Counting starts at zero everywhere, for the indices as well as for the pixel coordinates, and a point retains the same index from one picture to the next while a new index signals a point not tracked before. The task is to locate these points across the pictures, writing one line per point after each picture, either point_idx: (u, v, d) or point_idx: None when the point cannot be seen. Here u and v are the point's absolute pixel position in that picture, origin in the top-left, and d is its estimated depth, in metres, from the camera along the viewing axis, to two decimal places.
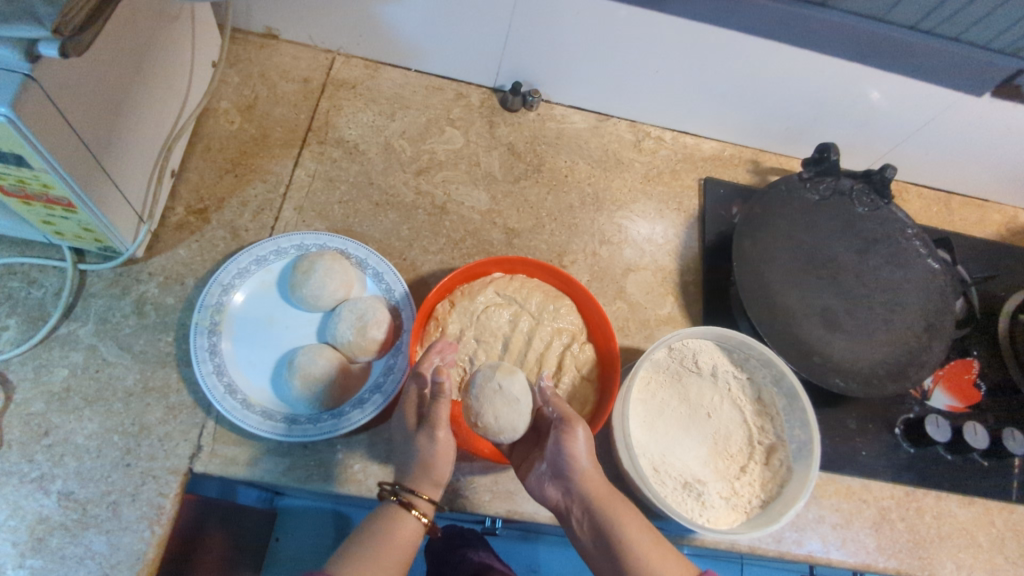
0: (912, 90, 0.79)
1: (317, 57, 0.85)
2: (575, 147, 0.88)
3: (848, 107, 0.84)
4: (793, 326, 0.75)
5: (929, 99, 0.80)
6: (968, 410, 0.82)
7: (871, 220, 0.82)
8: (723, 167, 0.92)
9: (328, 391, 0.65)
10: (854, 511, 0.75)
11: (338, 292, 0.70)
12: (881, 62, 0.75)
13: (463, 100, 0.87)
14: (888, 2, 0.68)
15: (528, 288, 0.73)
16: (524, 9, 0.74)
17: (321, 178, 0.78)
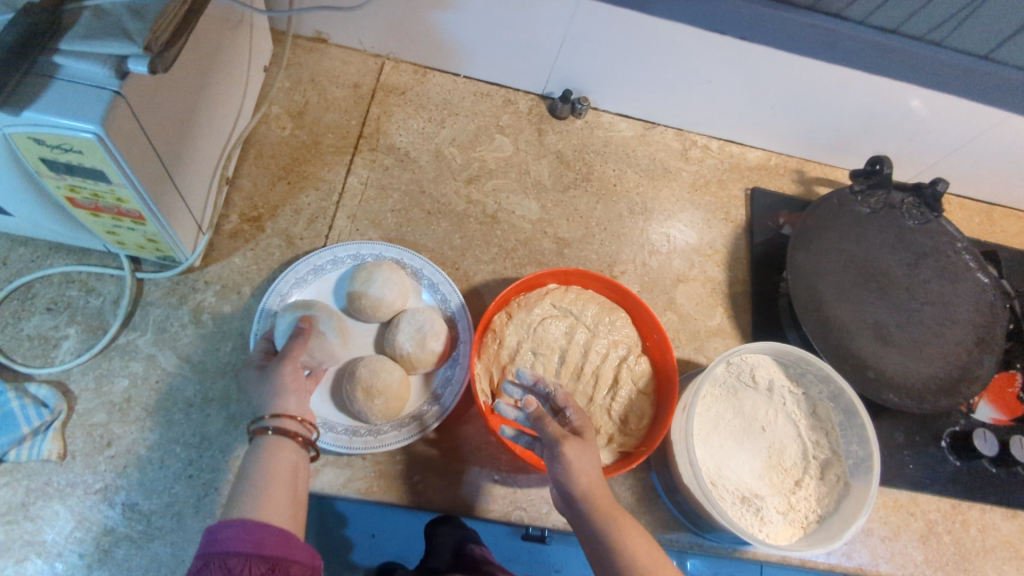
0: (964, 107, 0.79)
1: (366, 62, 0.84)
2: (623, 156, 0.87)
3: (899, 121, 0.83)
4: (847, 341, 0.75)
5: (982, 114, 0.80)
6: (1013, 423, 0.82)
7: (921, 233, 0.82)
8: (769, 177, 0.92)
9: (389, 403, 0.65)
10: (902, 524, 0.76)
11: (396, 303, 0.70)
12: (940, 78, 0.74)
13: (512, 107, 0.87)
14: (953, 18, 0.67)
15: (584, 299, 0.73)
16: (582, 19, 0.73)
17: (374, 186, 0.78)
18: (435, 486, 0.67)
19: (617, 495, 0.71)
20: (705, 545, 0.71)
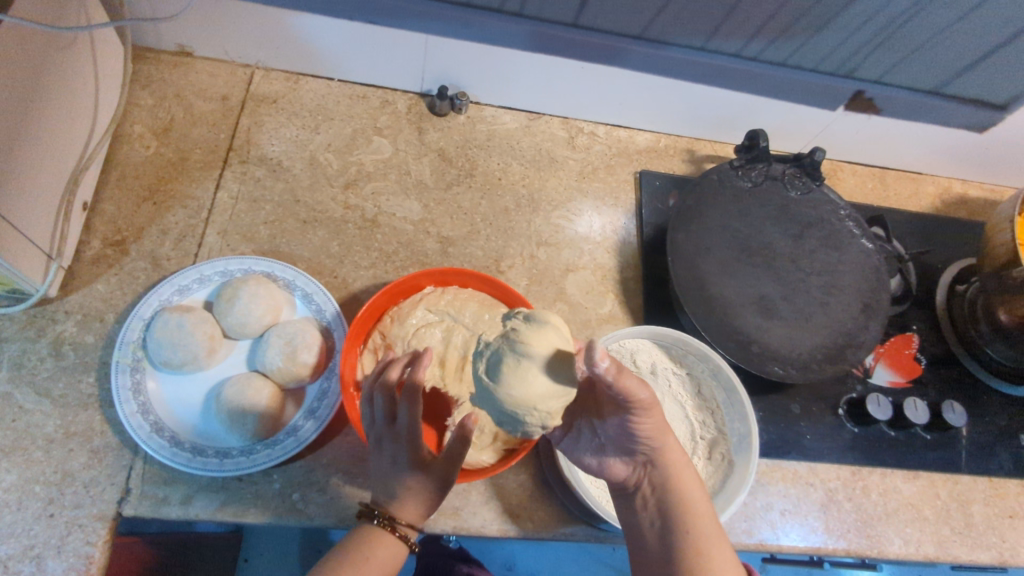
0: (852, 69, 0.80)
1: (235, 72, 0.82)
2: (507, 148, 0.86)
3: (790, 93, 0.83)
4: (731, 316, 0.73)
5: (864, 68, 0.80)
6: (910, 384, 0.83)
7: (805, 203, 0.81)
8: (658, 159, 0.91)
9: (260, 421, 0.64)
10: (801, 495, 0.76)
11: (265, 318, 0.68)
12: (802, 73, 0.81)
13: (390, 108, 0.85)
14: None
15: (461, 299, 0.72)
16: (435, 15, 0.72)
17: (246, 200, 0.76)
18: (317, 503, 0.66)
19: (508, 494, 0.70)
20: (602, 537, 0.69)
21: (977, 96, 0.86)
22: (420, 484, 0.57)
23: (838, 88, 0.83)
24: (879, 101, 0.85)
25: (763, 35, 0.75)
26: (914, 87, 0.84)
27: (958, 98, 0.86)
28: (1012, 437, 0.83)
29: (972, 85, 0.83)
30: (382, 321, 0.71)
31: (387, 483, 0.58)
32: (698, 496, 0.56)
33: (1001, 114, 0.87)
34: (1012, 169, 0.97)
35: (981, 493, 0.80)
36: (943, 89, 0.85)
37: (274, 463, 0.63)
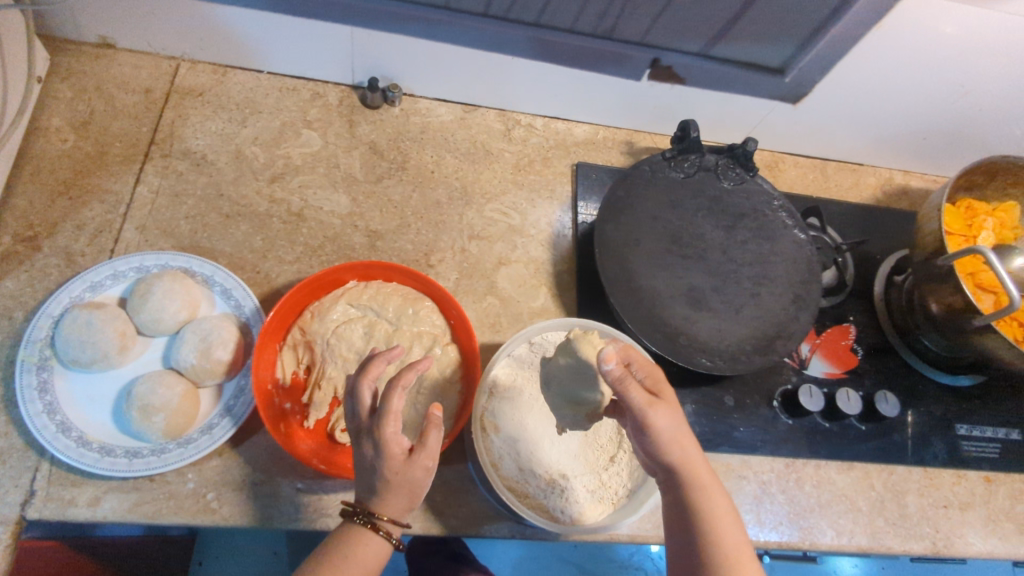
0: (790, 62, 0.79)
1: (159, 65, 0.81)
2: (441, 141, 0.85)
3: (728, 83, 0.83)
4: (659, 308, 0.73)
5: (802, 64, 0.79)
6: (845, 375, 0.83)
7: (737, 193, 0.81)
8: (596, 151, 0.90)
9: (172, 419, 0.62)
10: (734, 488, 0.75)
11: (180, 314, 0.67)
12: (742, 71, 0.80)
13: (320, 100, 0.84)
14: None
15: (385, 293, 0.71)
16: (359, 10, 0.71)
17: (167, 194, 0.75)
18: (233, 502, 0.64)
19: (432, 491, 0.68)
20: (527, 532, 0.68)
21: (752, 60, 0.81)
22: (401, 478, 0.51)
23: (627, 55, 0.78)
24: (681, 69, 0.81)
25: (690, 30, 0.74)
26: (667, 48, 0.78)
27: (733, 64, 0.81)
28: (946, 427, 0.83)
29: (734, 50, 0.79)
30: (302, 317, 0.70)
31: (366, 477, 0.52)
32: (727, 514, 0.51)
33: (780, 79, 0.83)
34: (949, 156, 0.99)
35: (916, 484, 0.80)
36: (706, 52, 0.79)
37: (185, 462, 0.62)
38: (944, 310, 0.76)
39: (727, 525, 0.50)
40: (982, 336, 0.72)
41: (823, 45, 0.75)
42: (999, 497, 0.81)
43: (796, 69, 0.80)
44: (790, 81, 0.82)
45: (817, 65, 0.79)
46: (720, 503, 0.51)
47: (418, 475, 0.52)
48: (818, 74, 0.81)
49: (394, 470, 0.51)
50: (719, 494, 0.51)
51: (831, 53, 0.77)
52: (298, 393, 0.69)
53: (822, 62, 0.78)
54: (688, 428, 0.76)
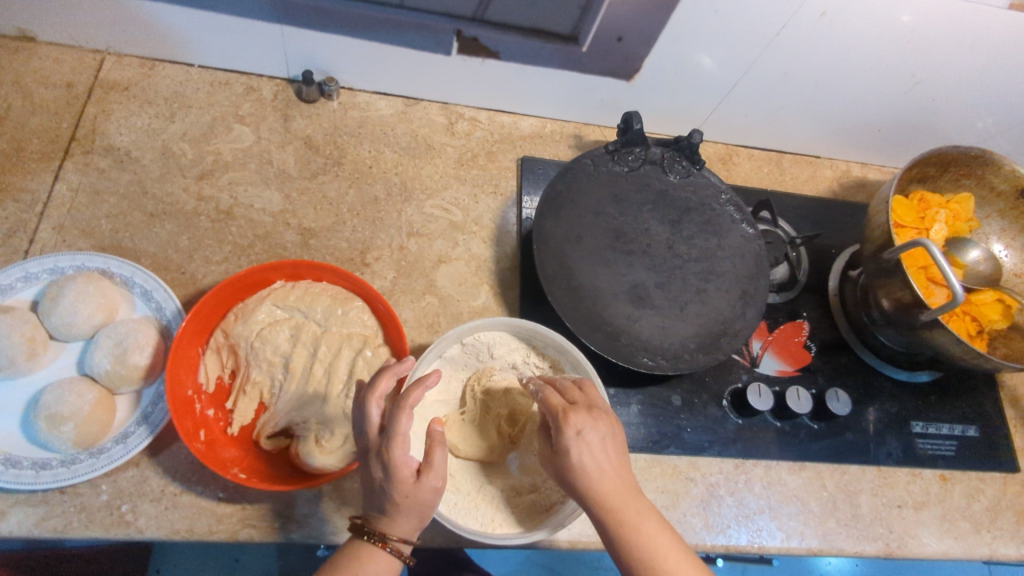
0: (739, 54, 0.77)
1: (83, 58, 0.77)
2: (380, 135, 0.82)
3: (677, 74, 0.81)
4: (600, 306, 0.70)
5: (756, 59, 0.79)
6: (797, 373, 0.81)
7: (684, 187, 0.79)
8: (542, 145, 0.88)
9: (81, 428, 0.59)
10: (680, 491, 0.72)
11: (94, 318, 0.64)
12: (693, 66, 0.80)
13: (254, 94, 0.81)
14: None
15: (313, 294, 0.68)
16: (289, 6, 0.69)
17: (87, 192, 0.71)
18: (149, 514, 0.61)
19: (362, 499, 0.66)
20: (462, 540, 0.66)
21: (535, 25, 0.73)
22: (411, 499, 0.49)
23: (431, 27, 0.72)
24: (490, 42, 0.75)
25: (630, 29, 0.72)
26: (449, 15, 0.71)
27: (515, 32, 0.74)
28: (901, 424, 0.81)
29: (514, 15, 0.71)
30: (226, 319, 0.67)
31: (377, 497, 0.50)
32: (668, 550, 0.46)
33: (577, 49, 0.75)
34: (907, 147, 0.97)
35: (870, 483, 0.78)
36: (481, 17, 0.72)
37: (95, 473, 0.59)
38: (895, 306, 0.73)
39: (673, 562, 0.46)
40: (932, 332, 0.70)
41: (598, 12, 0.68)
42: (955, 495, 0.79)
43: (588, 38, 0.73)
44: (586, 52, 0.76)
45: (641, 37, 0.74)
46: (660, 538, 0.47)
47: (429, 494, 0.50)
48: (642, 45, 0.75)
49: (404, 491, 0.49)
50: (653, 530, 0.47)
51: (649, 23, 0.71)
52: (223, 398, 0.67)
53: (647, 34, 0.73)
54: (633, 429, 0.74)
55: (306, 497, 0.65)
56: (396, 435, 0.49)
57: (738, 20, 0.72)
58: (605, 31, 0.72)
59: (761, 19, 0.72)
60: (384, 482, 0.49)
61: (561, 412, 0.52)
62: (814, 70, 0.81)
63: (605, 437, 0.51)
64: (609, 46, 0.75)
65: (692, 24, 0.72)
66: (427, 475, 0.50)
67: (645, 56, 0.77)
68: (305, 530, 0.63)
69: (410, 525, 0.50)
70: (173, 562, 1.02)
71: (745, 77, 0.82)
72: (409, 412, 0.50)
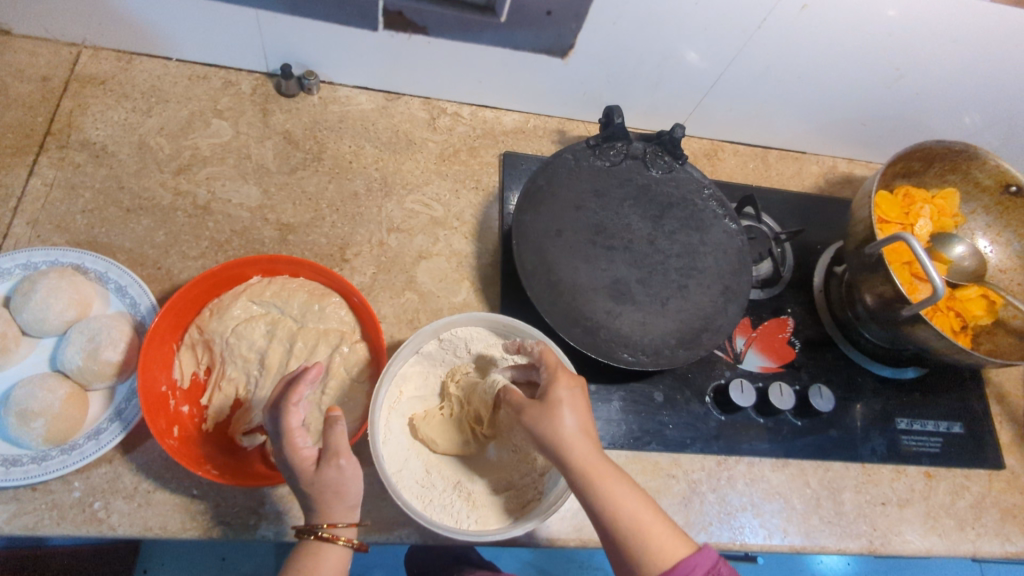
0: (724, 47, 0.77)
1: (59, 52, 0.77)
2: (361, 130, 0.82)
3: (660, 67, 0.80)
4: (579, 301, 0.69)
5: (742, 53, 0.78)
6: (781, 369, 0.80)
7: (666, 182, 0.79)
8: (525, 140, 0.87)
9: (52, 424, 0.58)
10: (661, 488, 0.72)
11: (67, 313, 0.63)
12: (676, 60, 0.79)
13: (233, 89, 0.80)
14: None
15: (290, 289, 0.68)
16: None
17: (62, 187, 0.71)
18: (122, 511, 0.61)
19: None
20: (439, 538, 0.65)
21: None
22: (318, 486, 0.51)
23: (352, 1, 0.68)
24: (413, 15, 0.72)
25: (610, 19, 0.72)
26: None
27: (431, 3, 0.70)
28: (886, 421, 0.81)
29: None
30: (201, 314, 0.67)
31: (297, 494, 0.52)
32: (641, 506, 0.48)
33: (495, 19, 0.72)
34: (894, 142, 0.97)
35: (853, 480, 0.77)
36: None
37: (67, 470, 0.58)
38: (878, 301, 0.73)
39: (647, 519, 0.48)
40: (914, 327, 0.69)
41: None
42: (940, 492, 0.78)
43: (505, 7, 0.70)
44: (506, 22, 0.72)
45: (569, 9, 0.70)
46: (633, 498, 0.49)
47: (333, 475, 0.51)
48: (574, 21, 0.72)
49: (306, 481, 0.51)
50: (625, 490, 0.49)
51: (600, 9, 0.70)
52: (197, 394, 0.66)
53: (577, 6, 0.69)
54: (615, 426, 0.73)
55: (281, 494, 0.64)
56: (286, 431, 0.51)
57: (725, 15, 0.72)
58: (529, 5, 0.69)
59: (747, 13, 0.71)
60: (293, 475, 0.51)
61: (549, 372, 0.56)
62: (801, 65, 0.80)
63: (581, 400, 0.54)
64: (538, 20, 0.72)
65: (676, 15, 0.72)
66: (325, 460, 0.51)
67: (626, 48, 0.77)
68: (279, 527, 0.63)
69: (337, 508, 0.52)
70: (162, 562, 1.01)
71: (733, 70, 0.81)
72: (293, 408, 0.52)
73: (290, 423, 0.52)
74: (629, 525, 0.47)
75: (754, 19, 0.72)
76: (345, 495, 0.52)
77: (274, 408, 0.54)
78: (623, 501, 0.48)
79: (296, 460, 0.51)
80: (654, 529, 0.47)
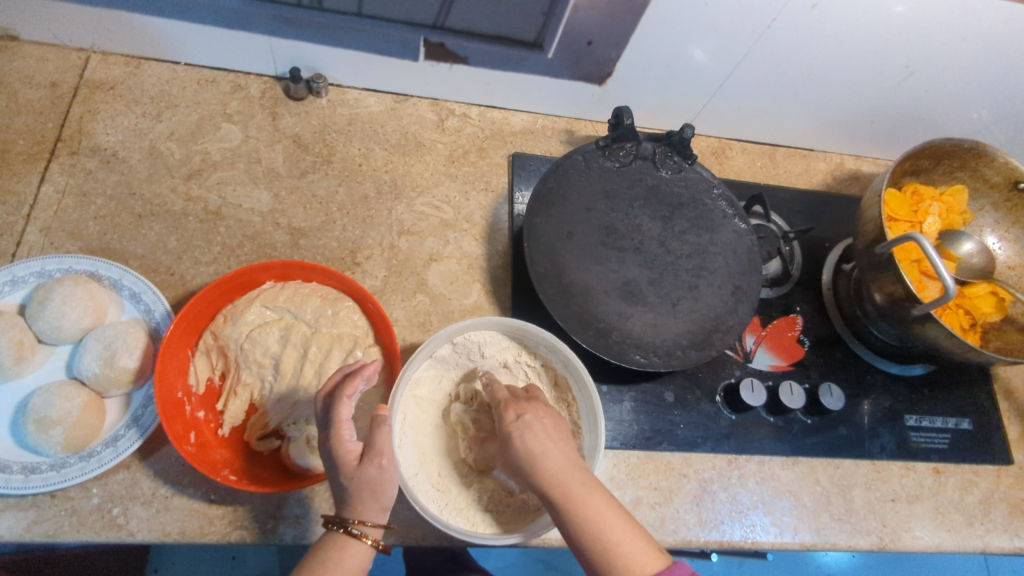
0: (734, 47, 0.77)
1: (67, 57, 0.77)
2: (370, 133, 0.82)
3: (671, 66, 0.80)
4: (591, 303, 0.70)
5: (752, 52, 0.78)
6: (791, 367, 0.81)
7: (676, 182, 0.79)
8: (533, 140, 0.88)
9: (70, 432, 0.59)
10: (673, 487, 0.72)
11: (82, 320, 0.63)
12: (686, 59, 0.79)
13: (241, 92, 0.80)
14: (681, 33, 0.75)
15: (303, 294, 0.68)
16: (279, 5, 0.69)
17: (73, 194, 0.71)
18: (141, 517, 0.61)
19: None
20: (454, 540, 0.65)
21: (501, 33, 0.75)
22: (357, 481, 0.51)
23: (397, 35, 0.74)
24: (455, 47, 0.76)
25: (623, 22, 0.72)
26: (409, 22, 0.73)
27: (477, 38, 0.75)
28: (895, 418, 0.81)
29: (475, 22, 0.73)
30: (215, 320, 0.67)
31: (333, 487, 0.52)
32: (604, 511, 0.49)
33: (542, 55, 0.77)
34: (902, 140, 0.97)
35: (863, 477, 0.78)
36: (441, 24, 0.73)
37: (86, 477, 0.59)
38: (887, 300, 0.73)
39: (614, 526, 0.48)
40: (924, 326, 0.69)
41: (560, 21, 0.70)
42: (949, 488, 0.79)
43: (553, 45, 0.75)
44: (553, 58, 0.77)
45: (609, 40, 0.75)
46: (604, 510, 0.49)
47: (373, 473, 0.51)
48: (614, 49, 0.76)
49: (347, 475, 0.51)
50: (596, 498, 0.50)
51: (619, 28, 0.72)
52: (213, 400, 0.66)
53: (619, 39, 0.75)
54: (627, 426, 0.74)
55: (297, 498, 0.65)
56: (336, 423, 0.52)
57: (733, 14, 0.71)
58: (575, 37, 0.74)
59: (758, 15, 0.72)
60: (329, 472, 0.52)
61: (506, 403, 0.57)
62: (809, 64, 0.80)
63: (546, 421, 0.56)
64: (581, 50, 0.76)
65: (686, 16, 0.72)
66: (368, 457, 0.51)
67: (637, 50, 0.77)
68: (297, 531, 0.63)
69: (370, 507, 0.52)
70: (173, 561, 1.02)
71: (738, 72, 0.82)
72: (346, 401, 0.53)
73: (344, 413, 0.52)
74: (592, 528, 0.48)
75: (764, 18, 0.72)
76: (380, 495, 0.52)
77: (328, 398, 0.54)
78: (591, 512, 0.49)
79: (339, 451, 0.51)
80: (620, 531, 0.48)
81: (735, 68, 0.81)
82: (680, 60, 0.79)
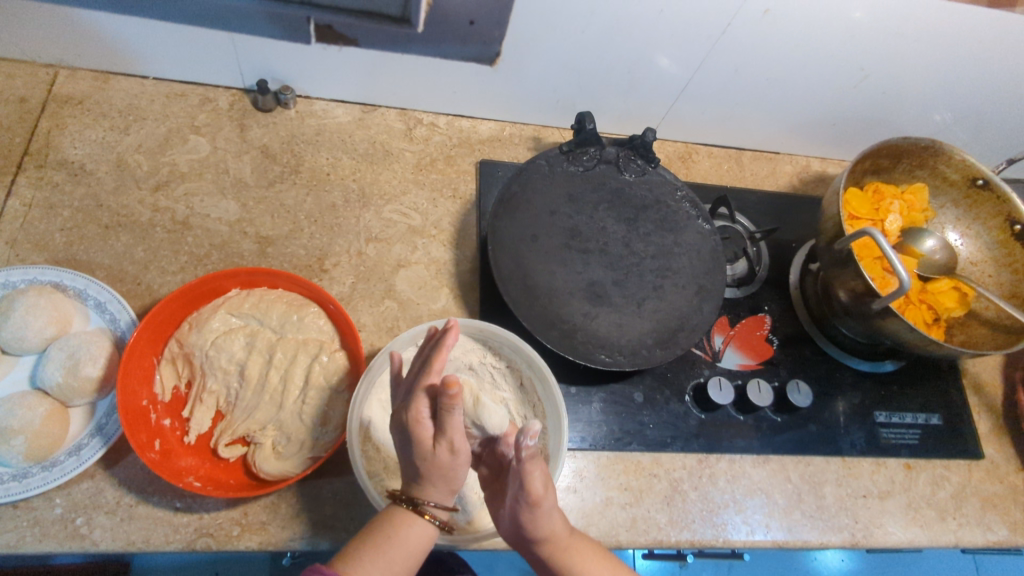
0: (693, 51, 0.78)
1: (36, 73, 0.78)
2: (337, 142, 0.83)
3: (634, 72, 0.82)
4: (556, 304, 0.70)
5: (712, 56, 0.79)
6: (760, 366, 0.82)
7: (640, 185, 0.80)
8: (501, 148, 0.89)
9: (33, 441, 0.58)
10: (643, 487, 0.72)
11: (46, 330, 0.63)
12: (645, 64, 0.80)
13: (209, 105, 0.81)
14: (640, 36, 0.75)
15: (268, 301, 0.69)
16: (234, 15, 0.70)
17: (40, 207, 0.71)
18: (105, 527, 0.61)
19: (320, 503, 0.66)
20: None
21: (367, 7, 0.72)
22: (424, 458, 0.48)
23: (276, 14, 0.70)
24: (342, 29, 0.72)
25: (574, 23, 0.73)
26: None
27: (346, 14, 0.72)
28: (864, 414, 0.82)
29: None
30: (180, 329, 0.67)
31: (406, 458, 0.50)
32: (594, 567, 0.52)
33: (411, 30, 0.72)
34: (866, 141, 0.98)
35: (834, 474, 0.78)
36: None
37: (47, 487, 0.58)
38: (850, 297, 0.74)
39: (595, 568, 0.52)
40: (885, 320, 0.70)
41: None
42: (920, 483, 0.79)
43: (420, 16, 0.70)
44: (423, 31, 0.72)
45: (492, 19, 0.71)
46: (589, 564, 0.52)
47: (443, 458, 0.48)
48: (496, 29, 0.73)
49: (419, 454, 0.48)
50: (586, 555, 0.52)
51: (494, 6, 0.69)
52: (179, 408, 0.66)
53: (498, 18, 0.71)
54: (596, 427, 0.74)
55: (263, 504, 0.64)
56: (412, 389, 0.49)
57: (686, 20, 0.73)
58: (450, 16, 0.71)
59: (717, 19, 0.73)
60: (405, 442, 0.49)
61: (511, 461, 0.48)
62: (766, 66, 0.81)
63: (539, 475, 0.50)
64: (462, 30, 0.73)
65: (635, 21, 0.73)
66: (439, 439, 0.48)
67: (595, 52, 0.78)
68: (262, 538, 0.63)
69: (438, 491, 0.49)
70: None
71: (699, 74, 0.83)
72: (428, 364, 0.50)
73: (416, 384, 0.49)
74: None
75: (715, 24, 0.74)
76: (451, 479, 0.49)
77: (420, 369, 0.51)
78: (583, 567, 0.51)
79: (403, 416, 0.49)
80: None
81: (697, 73, 0.83)
82: (638, 64, 0.80)
